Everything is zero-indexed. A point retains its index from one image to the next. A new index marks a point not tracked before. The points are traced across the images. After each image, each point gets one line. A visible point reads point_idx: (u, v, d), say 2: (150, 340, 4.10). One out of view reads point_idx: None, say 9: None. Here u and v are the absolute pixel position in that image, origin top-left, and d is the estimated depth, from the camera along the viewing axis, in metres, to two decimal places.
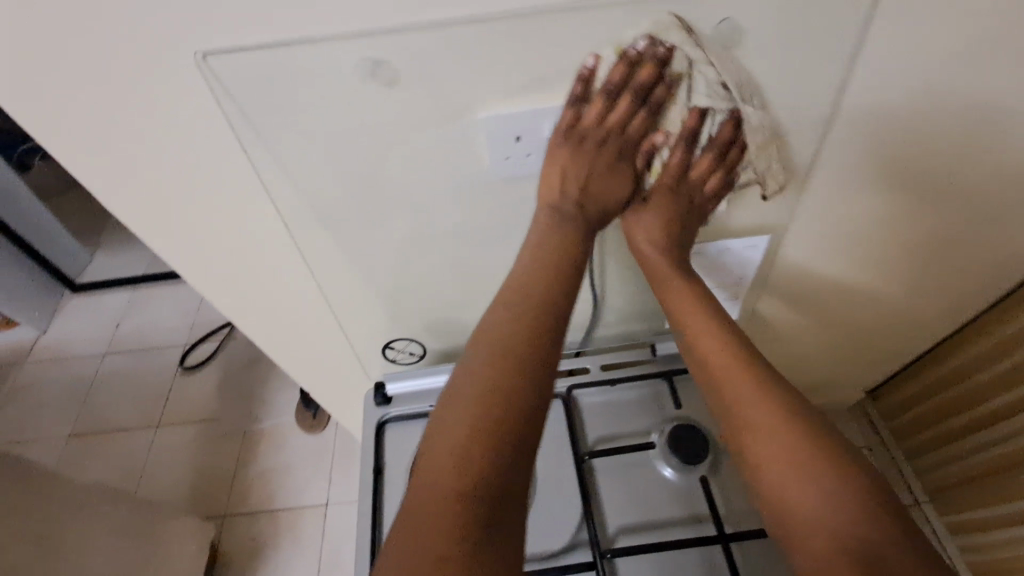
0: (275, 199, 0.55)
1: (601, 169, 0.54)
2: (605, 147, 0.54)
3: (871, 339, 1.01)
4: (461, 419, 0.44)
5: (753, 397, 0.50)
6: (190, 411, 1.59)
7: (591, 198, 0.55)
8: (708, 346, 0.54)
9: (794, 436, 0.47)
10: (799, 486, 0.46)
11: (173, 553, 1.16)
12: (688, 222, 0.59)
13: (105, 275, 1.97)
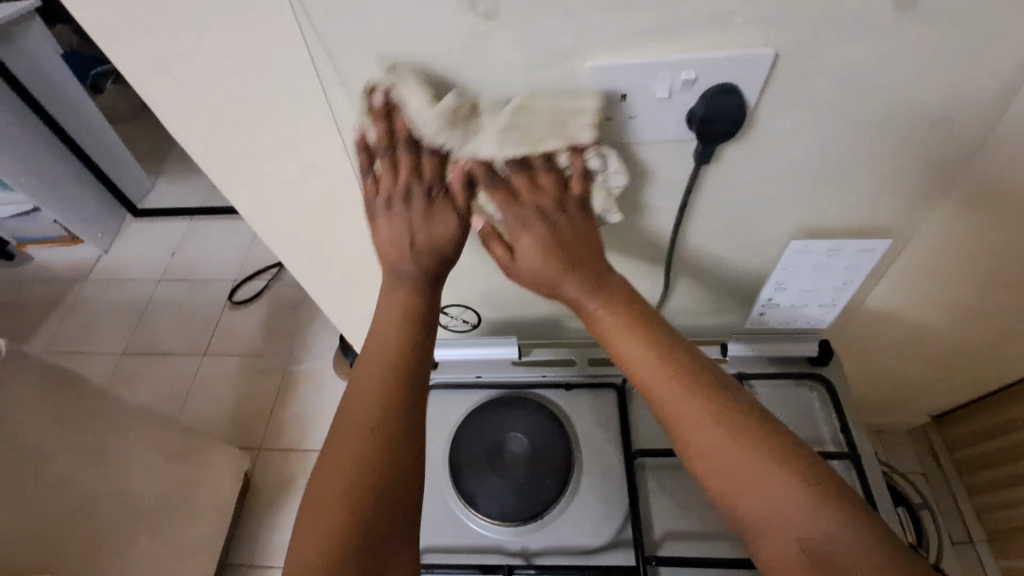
0: (346, 139, 0.52)
1: (416, 223, 0.50)
2: (410, 202, 0.49)
3: (959, 369, 0.91)
4: (352, 437, 0.45)
5: (682, 402, 0.46)
6: (234, 345, 1.63)
7: (431, 253, 0.51)
8: (629, 354, 0.49)
9: (728, 439, 0.44)
10: (745, 491, 0.43)
11: (209, 480, 1.20)
12: (579, 231, 0.50)
13: (164, 203, 2.02)
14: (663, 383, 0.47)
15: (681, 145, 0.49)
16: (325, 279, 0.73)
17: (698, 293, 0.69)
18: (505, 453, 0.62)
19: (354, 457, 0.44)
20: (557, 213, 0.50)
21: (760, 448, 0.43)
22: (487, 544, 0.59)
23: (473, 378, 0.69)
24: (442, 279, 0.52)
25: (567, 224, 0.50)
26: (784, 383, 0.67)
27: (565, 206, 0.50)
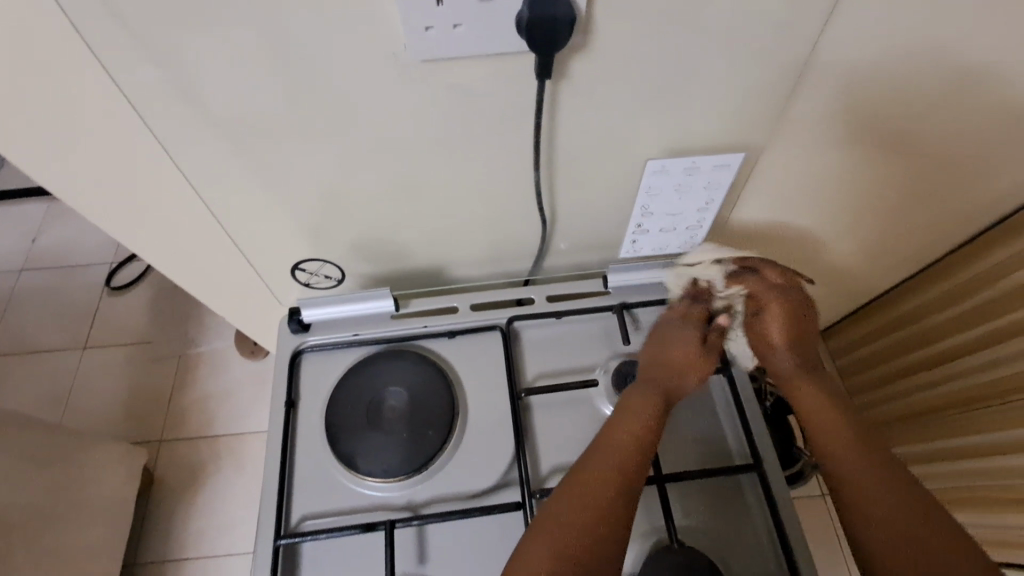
0: (114, 73, 0.45)
1: (689, 349, 0.59)
2: (682, 329, 0.60)
3: (827, 284, 0.97)
4: (607, 449, 0.53)
5: (842, 435, 0.54)
6: (119, 334, 1.48)
7: (683, 361, 0.58)
8: (811, 397, 0.57)
9: (872, 471, 0.52)
10: (874, 509, 0.50)
11: (96, 480, 1.09)
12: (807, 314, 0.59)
13: (14, 182, 1.74)
14: (841, 433, 0.54)
15: (516, 61, 0.45)
16: (168, 245, 0.65)
17: (575, 228, 0.67)
18: (384, 410, 0.59)
19: (614, 474, 0.51)
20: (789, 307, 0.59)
21: (893, 481, 0.51)
22: (371, 503, 0.57)
23: (348, 336, 0.64)
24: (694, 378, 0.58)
25: (797, 313, 0.59)
26: None
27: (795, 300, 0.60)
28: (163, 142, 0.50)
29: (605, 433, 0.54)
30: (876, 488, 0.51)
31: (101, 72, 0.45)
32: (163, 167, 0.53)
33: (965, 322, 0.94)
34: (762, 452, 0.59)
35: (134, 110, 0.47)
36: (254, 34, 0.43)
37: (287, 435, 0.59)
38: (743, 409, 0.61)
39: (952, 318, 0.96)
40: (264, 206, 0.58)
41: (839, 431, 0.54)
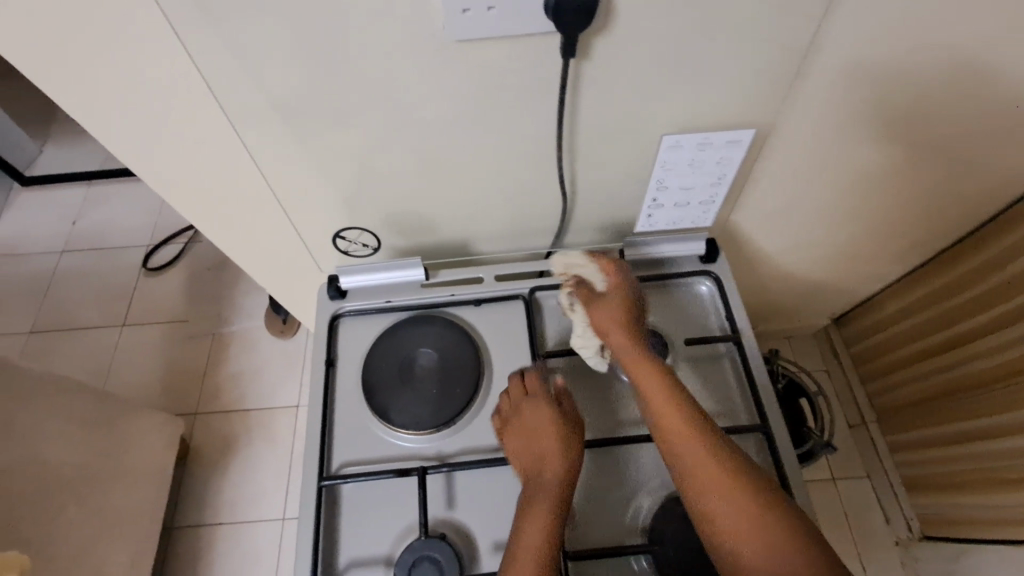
0: (190, 50, 0.50)
1: (542, 438, 0.57)
2: (540, 426, 0.58)
3: (841, 263, 1.02)
4: (524, 557, 0.51)
5: (687, 437, 0.54)
6: (157, 312, 1.56)
7: (556, 450, 0.56)
8: (654, 399, 0.56)
9: (715, 466, 0.51)
10: (722, 505, 0.49)
11: (138, 445, 1.16)
12: (629, 305, 0.63)
13: (56, 167, 1.83)
14: (679, 425, 0.54)
15: (545, 40, 0.50)
16: (217, 217, 0.70)
17: (594, 203, 0.71)
18: (416, 368, 0.64)
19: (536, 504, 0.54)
20: (603, 309, 0.62)
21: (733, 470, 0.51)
22: (404, 453, 0.62)
23: (381, 302, 0.69)
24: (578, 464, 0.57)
25: (608, 311, 0.62)
26: (679, 281, 0.71)
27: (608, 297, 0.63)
28: (227, 112, 0.56)
29: (515, 542, 0.52)
30: (710, 475, 0.51)
31: (178, 46, 0.50)
32: (225, 134, 0.59)
33: (981, 305, 0.99)
34: (770, 415, 0.63)
35: (206, 82, 0.53)
36: (311, 17, 0.47)
37: (327, 390, 0.64)
38: (751, 375, 0.65)
39: (968, 301, 1.01)
40: (310, 179, 0.63)
41: (675, 422, 0.54)
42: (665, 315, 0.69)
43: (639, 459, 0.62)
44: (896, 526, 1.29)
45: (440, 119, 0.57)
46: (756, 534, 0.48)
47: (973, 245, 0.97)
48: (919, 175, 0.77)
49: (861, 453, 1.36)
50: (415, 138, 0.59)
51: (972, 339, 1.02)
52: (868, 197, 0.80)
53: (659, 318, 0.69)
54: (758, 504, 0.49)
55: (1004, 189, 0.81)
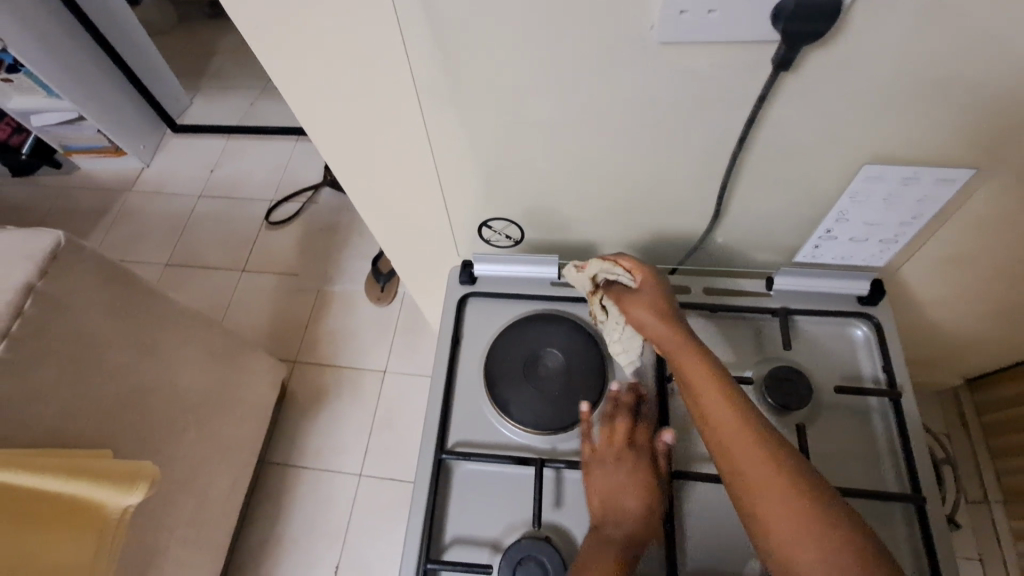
0: (406, 43, 0.51)
1: (622, 473, 0.55)
2: (618, 458, 0.56)
3: (1004, 325, 0.90)
4: None
5: (739, 437, 0.48)
6: (272, 263, 1.68)
7: (628, 489, 0.54)
8: (703, 391, 0.52)
9: (773, 470, 0.45)
10: (781, 515, 0.43)
11: (249, 383, 1.26)
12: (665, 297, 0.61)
13: (201, 119, 2.01)
14: (727, 420, 0.50)
15: (757, 49, 0.47)
16: (369, 193, 0.73)
17: (748, 224, 0.67)
18: (542, 366, 0.64)
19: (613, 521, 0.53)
20: (639, 299, 0.60)
21: (787, 477, 0.45)
22: (516, 443, 0.62)
23: (512, 292, 0.69)
24: (655, 513, 0.54)
25: (648, 300, 0.60)
26: (831, 320, 0.65)
27: (644, 289, 0.61)
28: (422, 106, 0.57)
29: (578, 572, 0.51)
30: (760, 466, 0.46)
31: (398, 43, 0.51)
32: (407, 123, 0.60)
33: None
34: (923, 485, 0.57)
35: (410, 73, 0.54)
36: (527, 17, 0.47)
37: (451, 367, 0.66)
38: (908, 438, 0.59)
39: None
40: (468, 164, 0.64)
41: (721, 411, 0.50)
42: (810, 354, 0.64)
43: None
44: None
45: (615, 123, 0.56)
46: (806, 531, 0.42)
47: None
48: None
49: (976, 533, 1.23)
50: (585, 139, 0.58)
51: None
52: None
53: (802, 355, 0.64)
54: (814, 500, 0.43)
55: None
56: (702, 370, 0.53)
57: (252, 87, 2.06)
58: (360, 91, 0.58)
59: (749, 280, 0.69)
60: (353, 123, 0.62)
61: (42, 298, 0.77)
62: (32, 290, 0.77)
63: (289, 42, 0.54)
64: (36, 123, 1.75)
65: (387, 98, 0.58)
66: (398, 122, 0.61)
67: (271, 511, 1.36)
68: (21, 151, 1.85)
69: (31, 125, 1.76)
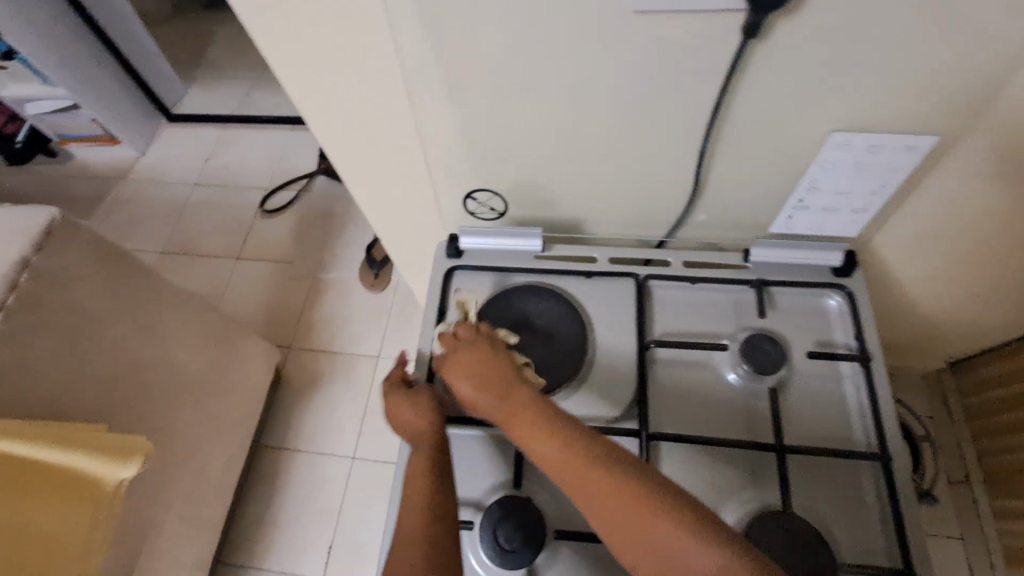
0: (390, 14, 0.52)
1: (401, 409, 0.60)
2: (393, 397, 0.61)
3: (971, 295, 0.95)
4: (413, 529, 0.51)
5: (573, 471, 0.47)
6: (266, 250, 1.70)
7: (411, 421, 0.59)
8: (531, 436, 0.50)
9: (609, 493, 0.44)
10: (633, 538, 0.42)
11: (243, 366, 1.28)
12: (474, 361, 0.57)
13: (196, 108, 2.02)
14: (557, 459, 0.48)
15: (728, 18, 0.48)
16: (359, 169, 0.75)
17: (726, 196, 0.69)
18: (525, 334, 0.66)
19: (421, 519, 0.51)
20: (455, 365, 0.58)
21: (624, 495, 0.43)
22: None
23: (497, 265, 0.71)
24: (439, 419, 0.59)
25: (465, 357, 0.57)
26: (806, 292, 0.67)
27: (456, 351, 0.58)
28: (407, 77, 0.59)
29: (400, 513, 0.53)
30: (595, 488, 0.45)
31: (382, 15, 0.53)
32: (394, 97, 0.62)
33: None
34: (890, 444, 0.59)
35: (394, 45, 0.56)
36: None
37: (437, 336, 0.68)
38: (876, 401, 0.61)
39: None
40: (455, 138, 0.66)
41: (548, 447, 0.49)
42: (785, 322, 0.66)
43: (742, 464, 0.60)
44: None
45: (594, 95, 0.58)
46: (653, 533, 0.41)
47: None
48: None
49: (958, 513, 1.25)
50: (565, 110, 0.60)
51: None
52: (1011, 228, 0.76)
53: (777, 323, 0.66)
54: (652, 509, 0.42)
55: None
56: (522, 410, 0.52)
57: (248, 77, 2.07)
58: (347, 64, 0.60)
59: (728, 253, 0.71)
60: (342, 98, 0.64)
61: (37, 273, 0.79)
62: (27, 264, 0.78)
63: (278, 15, 0.55)
64: (32, 111, 1.76)
65: (373, 70, 0.60)
66: (385, 95, 0.62)
67: (264, 493, 1.38)
68: (17, 139, 1.86)
69: (26, 113, 1.78)
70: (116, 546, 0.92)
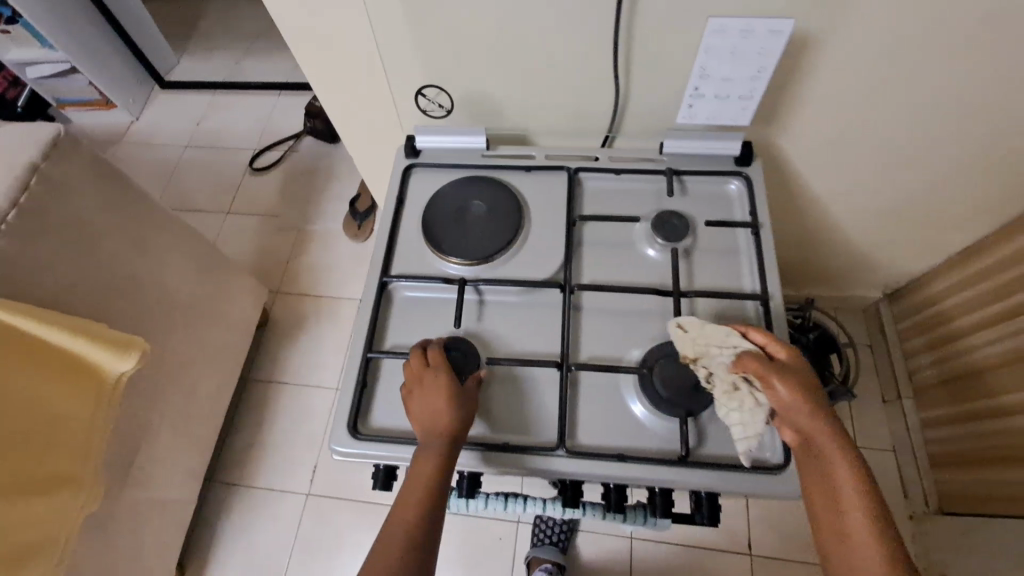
0: None
1: (430, 403, 0.60)
2: (428, 387, 0.61)
3: (882, 216, 1.07)
4: (400, 537, 0.54)
5: (863, 533, 0.51)
6: (256, 205, 1.80)
7: (437, 424, 0.59)
8: (842, 478, 0.53)
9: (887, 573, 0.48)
10: None
11: (233, 299, 1.38)
12: (805, 383, 0.57)
13: (188, 76, 2.11)
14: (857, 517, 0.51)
15: None
16: (331, 80, 0.85)
17: (646, 98, 0.80)
18: (469, 213, 0.77)
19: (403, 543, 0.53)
20: (789, 372, 0.57)
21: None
22: (447, 272, 0.75)
23: (450, 161, 0.82)
24: (457, 441, 0.59)
25: (799, 377, 0.58)
26: (710, 178, 0.79)
27: (791, 364, 0.59)
28: None
29: (398, 506, 0.56)
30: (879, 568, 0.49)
31: None
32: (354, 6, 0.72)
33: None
34: (770, 289, 0.71)
35: None
36: None
37: (396, 218, 0.79)
38: (761, 257, 0.72)
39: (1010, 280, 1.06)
40: (409, 49, 0.77)
41: (851, 505, 0.52)
42: (691, 201, 0.78)
43: (647, 308, 0.72)
44: (913, 501, 1.30)
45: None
46: None
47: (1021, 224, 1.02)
48: (966, 104, 0.80)
49: (891, 429, 1.39)
50: (498, 14, 0.70)
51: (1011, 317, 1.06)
52: (896, 140, 0.88)
53: (685, 203, 0.78)
54: None
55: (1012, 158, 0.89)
56: (848, 463, 0.53)
57: (237, 47, 2.16)
58: None
59: (648, 151, 0.83)
60: (311, 10, 0.74)
61: (44, 177, 0.89)
62: (36, 169, 0.89)
63: None
64: (32, 75, 1.86)
65: None
66: (346, 7, 0.73)
67: (254, 421, 1.48)
68: (17, 104, 1.96)
69: (27, 76, 1.88)
70: (118, 437, 1.02)
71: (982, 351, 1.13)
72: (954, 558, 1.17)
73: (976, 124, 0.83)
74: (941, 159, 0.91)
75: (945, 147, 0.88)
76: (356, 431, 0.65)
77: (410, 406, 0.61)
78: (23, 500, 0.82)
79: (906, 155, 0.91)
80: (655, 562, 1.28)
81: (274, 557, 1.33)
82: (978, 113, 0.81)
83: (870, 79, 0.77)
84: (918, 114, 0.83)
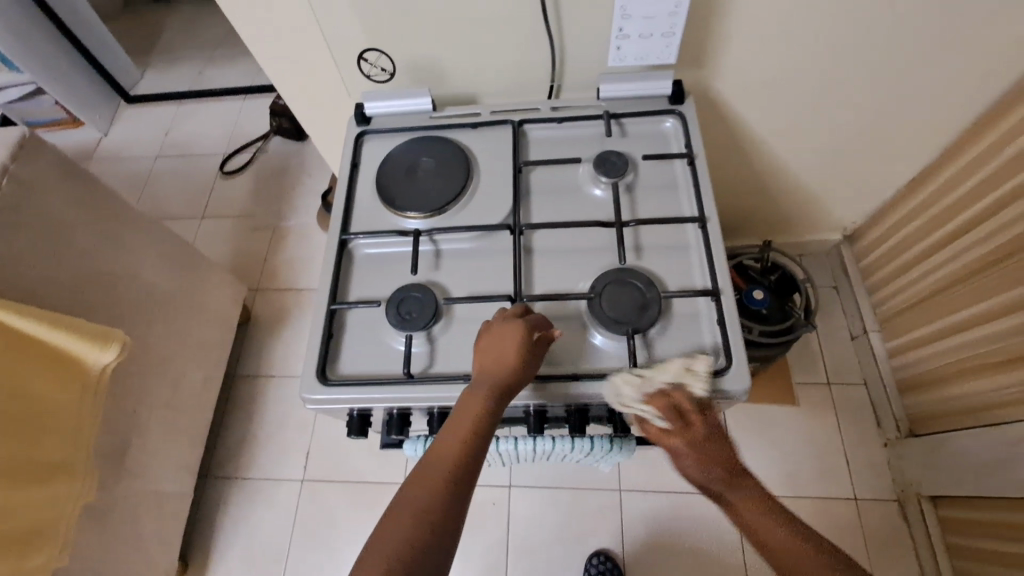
0: None
1: (499, 348, 0.61)
2: (502, 332, 0.62)
3: (827, 151, 1.12)
4: (442, 466, 0.54)
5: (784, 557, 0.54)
6: (229, 207, 1.82)
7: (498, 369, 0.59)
8: (755, 519, 0.56)
9: None
10: None
11: (210, 294, 1.40)
12: (702, 443, 0.59)
13: (153, 88, 2.13)
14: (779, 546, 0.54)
15: None
16: (280, 57, 0.88)
17: (581, 48, 0.84)
18: (419, 170, 0.81)
19: (445, 470, 0.54)
20: (684, 439, 0.59)
21: None
22: (402, 226, 0.78)
23: (399, 124, 0.86)
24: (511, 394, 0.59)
25: (699, 440, 0.59)
26: (647, 118, 0.83)
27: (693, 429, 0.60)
28: None
29: (444, 433, 0.57)
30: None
31: None
32: None
33: (970, 199, 1.08)
34: (707, 211, 0.75)
35: None
36: None
37: (352, 182, 0.82)
38: (696, 183, 0.76)
39: (959, 197, 1.11)
40: (350, 18, 0.79)
41: (777, 533, 0.55)
42: (629, 141, 0.82)
43: (595, 241, 0.76)
44: (887, 428, 1.35)
45: None
46: None
47: (963, 143, 1.07)
48: (885, 29, 0.85)
49: (861, 362, 1.43)
50: None
51: (964, 234, 1.11)
52: (828, 71, 0.92)
53: (623, 143, 0.82)
54: None
55: (938, 77, 0.94)
56: (757, 501, 0.57)
57: (200, 56, 2.18)
58: None
59: (586, 100, 0.86)
60: None
61: (14, 178, 0.91)
62: (6, 171, 0.91)
63: None
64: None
65: None
66: None
67: (243, 415, 1.51)
68: None
69: None
70: (106, 428, 1.05)
71: (937, 272, 1.18)
72: (927, 477, 1.21)
73: (901, 46, 0.88)
74: (873, 86, 0.95)
75: (874, 74, 0.93)
76: (326, 379, 0.68)
77: (478, 346, 0.62)
78: (22, 488, 0.85)
79: (838, 86, 0.96)
80: (643, 510, 1.33)
81: (273, 543, 1.36)
82: (898, 36, 0.86)
83: (791, 11, 0.82)
84: (846, 42, 0.87)
